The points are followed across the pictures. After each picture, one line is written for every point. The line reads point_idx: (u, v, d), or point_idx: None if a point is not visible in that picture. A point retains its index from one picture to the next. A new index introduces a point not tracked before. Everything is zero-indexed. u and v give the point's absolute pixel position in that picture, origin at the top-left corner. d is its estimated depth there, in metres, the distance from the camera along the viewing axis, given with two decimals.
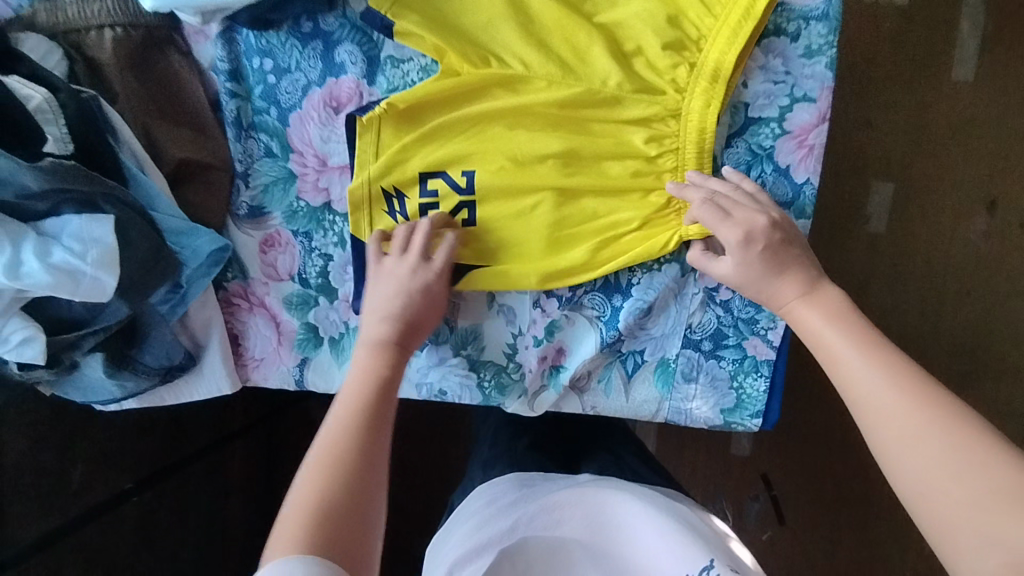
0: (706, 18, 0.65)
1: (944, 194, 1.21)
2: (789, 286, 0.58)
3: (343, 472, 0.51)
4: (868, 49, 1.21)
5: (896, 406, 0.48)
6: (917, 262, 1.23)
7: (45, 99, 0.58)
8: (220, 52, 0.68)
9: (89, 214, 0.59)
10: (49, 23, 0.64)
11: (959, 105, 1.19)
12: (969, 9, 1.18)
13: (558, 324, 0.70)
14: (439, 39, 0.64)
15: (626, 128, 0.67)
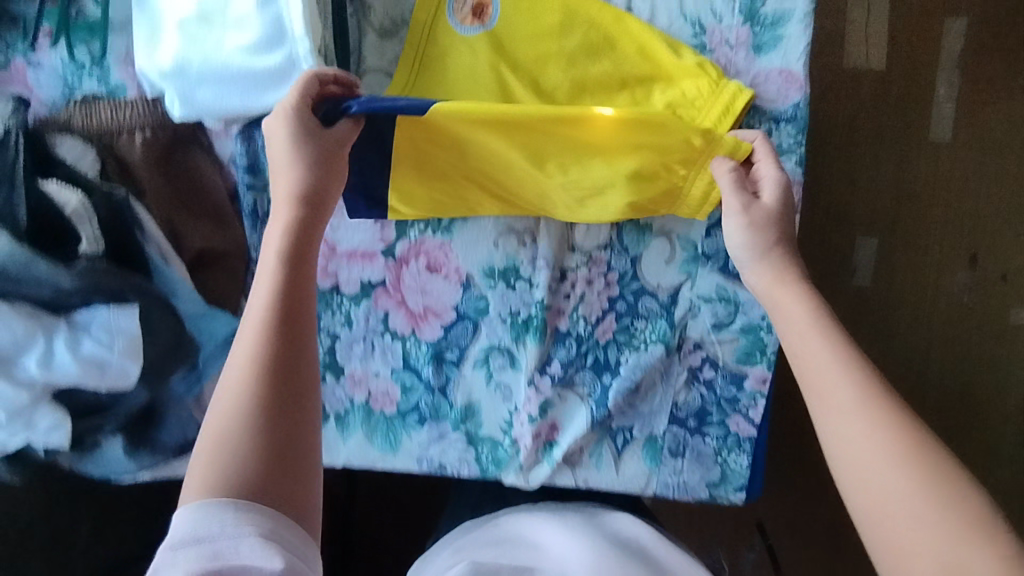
0: (688, 109, 0.70)
1: (926, 252, 1.28)
2: (780, 269, 0.62)
3: (254, 385, 0.50)
4: (846, 112, 1.26)
5: (865, 427, 0.51)
6: (902, 318, 1.29)
7: (81, 203, 0.64)
8: (239, 148, 0.72)
9: (116, 304, 0.64)
10: (84, 126, 0.69)
11: (939, 165, 1.27)
12: (944, 76, 1.27)
13: (550, 402, 0.74)
14: None
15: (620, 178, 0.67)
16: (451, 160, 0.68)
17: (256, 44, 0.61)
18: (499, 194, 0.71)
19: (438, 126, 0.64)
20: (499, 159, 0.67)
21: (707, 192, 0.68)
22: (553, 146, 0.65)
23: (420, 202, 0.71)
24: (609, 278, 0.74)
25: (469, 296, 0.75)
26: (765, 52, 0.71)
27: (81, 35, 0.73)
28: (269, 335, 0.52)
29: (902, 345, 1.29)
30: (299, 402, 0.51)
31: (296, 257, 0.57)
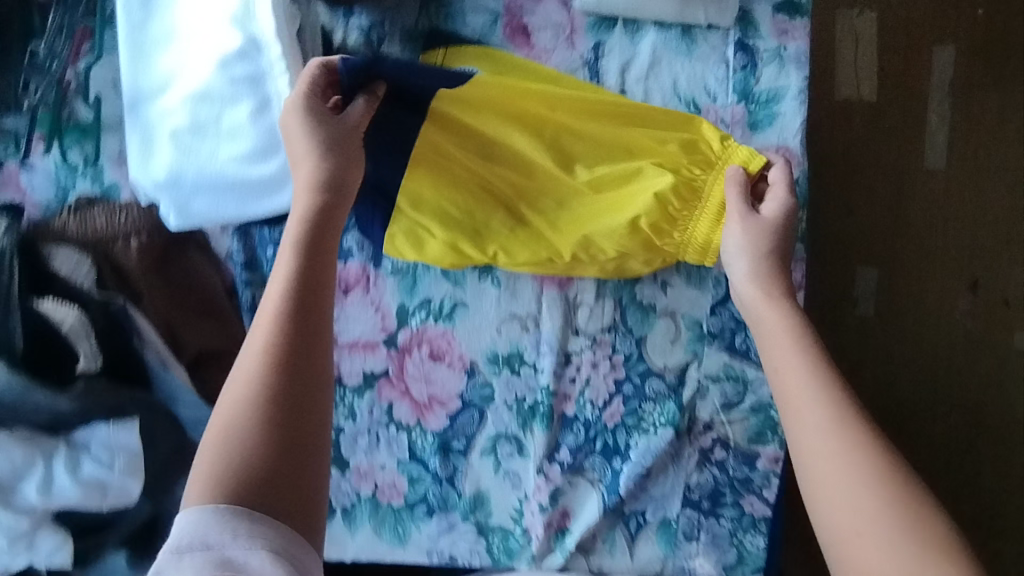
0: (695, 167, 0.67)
1: (929, 282, 1.21)
2: (764, 284, 0.62)
3: (262, 372, 0.48)
4: (840, 141, 1.21)
5: (838, 452, 0.51)
6: (909, 353, 1.20)
7: (78, 318, 0.62)
8: (236, 245, 0.72)
9: (115, 420, 0.63)
10: (78, 234, 0.67)
11: (935, 193, 1.21)
12: (937, 102, 1.21)
13: (561, 490, 0.73)
14: (446, 234, 0.69)
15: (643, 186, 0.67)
16: (473, 161, 0.68)
17: (251, 155, 0.61)
18: (513, 208, 0.69)
19: (470, 122, 0.66)
20: (523, 154, 0.68)
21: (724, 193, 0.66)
22: (582, 147, 0.68)
23: (429, 210, 0.69)
24: (615, 360, 0.73)
25: (474, 384, 0.74)
26: (761, 129, 0.70)
27: (74, 137, 0.72)
28: (281, 323, 0.50)
29: (920, 378, 1.20)
30: (307, 396, 0.49)
31: (314, 243, 0.54)
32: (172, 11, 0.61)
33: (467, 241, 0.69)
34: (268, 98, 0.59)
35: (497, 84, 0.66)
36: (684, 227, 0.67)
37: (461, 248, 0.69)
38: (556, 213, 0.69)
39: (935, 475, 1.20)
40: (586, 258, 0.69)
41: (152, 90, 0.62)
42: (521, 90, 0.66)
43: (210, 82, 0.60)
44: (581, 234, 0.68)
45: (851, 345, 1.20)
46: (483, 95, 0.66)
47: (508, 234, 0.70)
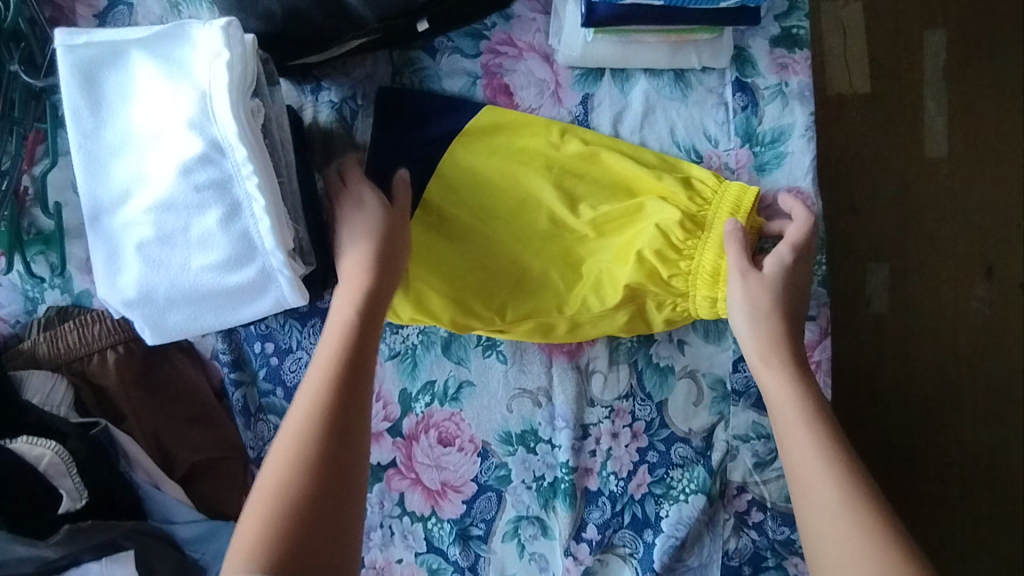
0: (696, 199, 0.64)
1: (942, 275, 1.15)
2: (763, 352, 0.61)
3: (310, 428, 0.49)
4: (840, 139, 1.14)
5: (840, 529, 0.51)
6: (924, 352, 1.15)
7: (57, 452, 0.57)
8: (222, 345, 0.69)
9: (109, 556, 0.58)
10: (51, 354, 0.64)
11: (939, 183, 1.14)
12: (931, 90, 1.14)
13: (592, 570, 0.69)
14: (450, 308, 0.65)
15: (644, 228, 0.65)
16: (472, 208, 0.66)
17: (224, 263, 0.56)
18: (516, 257, 0.66)
19: (470, 167, 0.66)
20: (523, 196, 0.66)
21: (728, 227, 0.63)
22: (582, 186, 0.66)
23: (430, 269, 0.66)
24: (636, 428, 0.69)
25: (489, 466, 0.69)
26: (769, 172, 0.66)
27: (37, 247, 0.69)
28: (331, 388, 0.52)
29: (939, 377, 1.15)
30: (352, 464, 0.49)
31: (368, 310, 0.57)
32: (124, 115, 0.57)
33: (471, 295, 0.66)
34: (238, 202, 0.55)
35: (498, 123, 0.66)
36: (691, 255, 0.64)
37: (465, 301, 0.66)
38: (560, 262, 0.67)
39: (970, 477, 1.16)
40: (595, 305, 0.66)
41: (114, 202, 0.58)
42: (519, 130, 0.66)
43: (172, 191, 0.55)
44: (590, 276, 0.66)
45: (867, 350, 1.15)
46: (484, 139, 0.66)
47: (512, 288, 0.66)
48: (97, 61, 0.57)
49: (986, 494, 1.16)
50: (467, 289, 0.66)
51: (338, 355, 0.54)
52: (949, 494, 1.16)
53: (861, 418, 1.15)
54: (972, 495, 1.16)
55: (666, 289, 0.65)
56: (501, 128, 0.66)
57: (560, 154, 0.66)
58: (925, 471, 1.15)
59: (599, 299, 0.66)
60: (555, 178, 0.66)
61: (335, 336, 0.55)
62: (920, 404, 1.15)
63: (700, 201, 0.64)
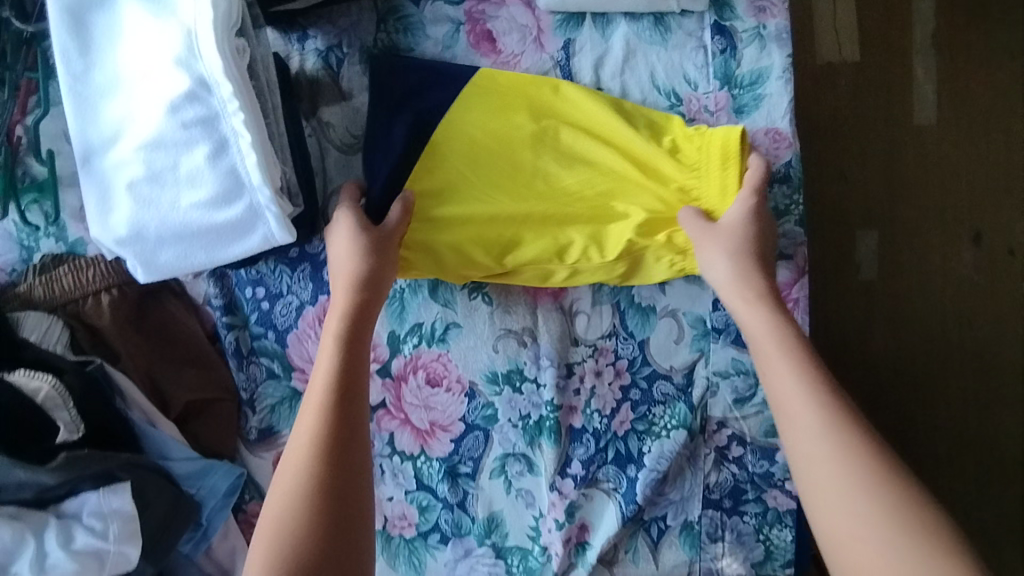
0: (692, 150, 0.65)
1: (931, 237, 1.16)
2: (739, 290, 0.62)
3: (313, 458, 0.54)
4: (830, 103, 1.14)
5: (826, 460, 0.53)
6: (910, 313, 1.17)
7: (53, 386, 0.59)
8: (214, 289, 0.70)
9: (106, 486, 0.61)
10: (47, 297, 0.66)
11: (927, 148, 1.15)
12: (920, 57, 1.14)
13: (576, 504, 0.71)
14: (458, 263, 0.66)
15: (638, 180, 0.65)
16: (468, 170, 0.66)
17: (213, 200, 0.58)
18: (515, 213, 0.66)
19: (468, 126, 0.66)
20: (518, 159, 0.66)
21: (725, 180, 0.64)
22: (578, 143, 0.66)
23: (438, 225, 0.66)
24: (619, 366, 0.70)
25: (476, 406, 0.71)
26: (747, 114, 0.67)
27: (32, 195, 0.69)
28: (323, 426, 0.55)
29: (925, 337, 1.17)
30: (350, 496, 0.53)
31: (352, 342, 0.60)
32: (114, 57, 0.58)
33: (479, 251, 0.66)
34: (225, 139, 0.56)
35: (495, 88, 0.67)
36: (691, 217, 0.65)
37: (473, 256, 0.66)
38: (557, 213, 0.66)
39: (957, 438, 1.18)
40: (594, 257, 0.66)
41: (105, 143, 0.59)
42: (514, 92, 0.67)
43: (161, 129, 0.56)
44: (589, 227, 0.66)
45: (855, 313, 1.17)
46: (480, 105, 0.66)
47: (511, 243, 0.66)
48: (86, 4, 0.58)
49: (973, 455, 1.19)
50: (463, 252, 0.66)
51: (326, 395, 0.57)
52: (936, 454, 1.18)
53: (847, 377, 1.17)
54: (954, 450, 1.19)
55: (667, 245, 0.66)
56: (497, 95, 0.66)
57: (555, 114, 0.67)
58: (912, 431, 1.18)
59: (599, 251, 0.66)
60: (551, 132, 0.66)
61: (326, 364, 0.59)
62: (908, 365, 1.17)
63: (693, 151, 0.65)
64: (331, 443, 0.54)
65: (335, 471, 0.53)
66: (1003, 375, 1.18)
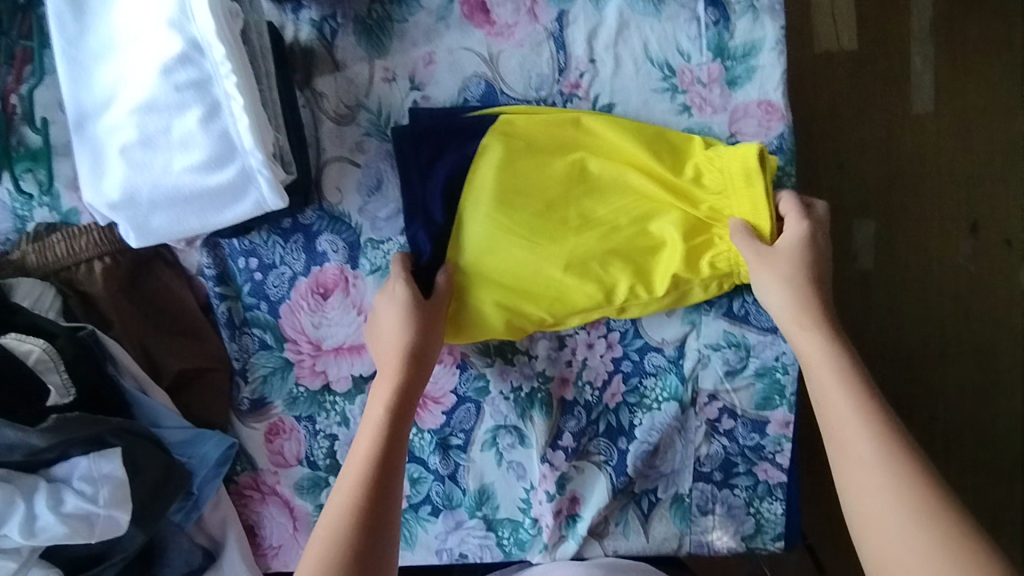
0: (717, 172, 0.65)
1: (929, 226, 1.16)
2: (797, 311, 0.62)
3: (347, 526, 0.56)
4: (828, 93, 1.13)
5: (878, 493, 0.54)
6: (906, 300, 1.17)
7: (45, 349, 0.60)
8: (206, 260, 0.70)
9: (97, 451, 0.61)
10: (40, 264, 0.67)
11: (926, 138, 1.15)
12: (918, 47, 1.14)
13: (567, 476, 0.71)
14: (509, 311, 0.66)
15: (667, 211, 0.66)
16: (507, 216, 0.65)
17: (205, 164, 0.58)
18: (562, 260, 0.66)
19: (499, 174, 0.65)
20: (550, 198, 0.66)
21: (754, 195, 0.63)
22: (609, 176, 0.67)
23: (488, 279, 0.66)
24: (611, 339, 0.70)
25: (468, 378, 0.71)
26: (740, 86, 0.68)
27: (25, 164, 0.69)
28: (359, 502, 0.57)
29: (920, 323, 1.17)
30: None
31: (397, 417, 0.61)
32: (107, 20, 0.58)
33: (531, 302, 0.66)
34: (217, 102, 0.57)
35: (518, 135, 0.66)
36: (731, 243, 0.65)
37: (524, 305, 0.66)
38: (599, 253, 0.66)
39: (953, 427, 1.19)
40: (643, 293, 0.67)
41: (98, 108, 0.59)
42: (538, 135, 0.67)
43: (154, 91, 0.57)
44: (634, 267, 0.66)
45: (851, 301, 1.16)
46: (501, 152, 0.66)
47: (558, 286, 0.66)
48: None
49: (967, 445, 1.19)
50: (507, 289, 0.66)
51: (366, 466, 0.59)
52: (931, 442, 1.18)
53: None
54: (947, 436, 1.19)
55: (712, 272, 0.66)
56: (522, 139, 0.66)
57: (582, 149, 0.67)
58: (910, 420, 1.18)
59: (646, 287, 0.67)
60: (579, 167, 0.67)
61: (372, 431, 0.60)
62: (903, 353, 1.17)
63: (716, 174, 0.65)
64: (361, 525, 0.56)
65: (365, 541, 0.56)
66: (997, 362, 1.18)
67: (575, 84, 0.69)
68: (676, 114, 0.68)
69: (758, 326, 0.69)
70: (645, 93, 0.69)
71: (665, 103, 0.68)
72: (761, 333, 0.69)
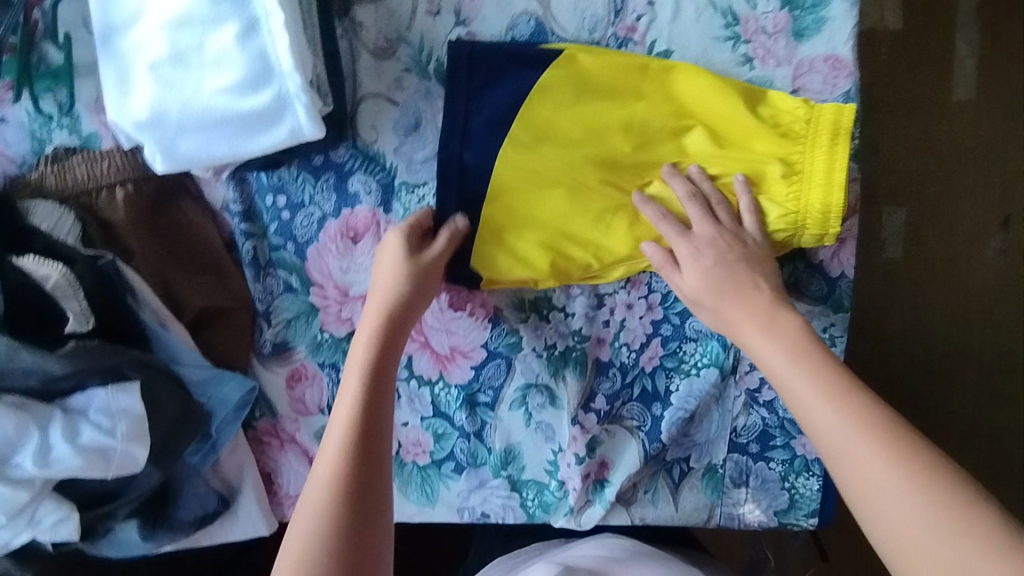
0: (799, 123, 0.61)
1: (961, 216, 1.10)
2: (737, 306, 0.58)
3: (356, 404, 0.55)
4: (869, 72, 1.08)
5: (904, 496, 0.46)
6: (934, 291, 1.11)
7: (63, 275, 0.57)
8: (233, 194, 0.67)
9: (115, 383, 0.58)
10: (60, 187, 0.63)
11: (965, 125, 1.09)
12: (964, 27, 1.09)
13: (598, 440, 0.69)
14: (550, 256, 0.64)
15: (736, 160, 0.62)
16: (566, 162, 0.63)
17: (238, 85, 0.54)
18: (606, 206, 0.64)
19: (547, 117, 0.63)
20: (608, 146, 0.63)
21: (831, 164, 0.59)
22: (668, 131, 0.63)
23: (533, 226, 0.64)
24: (651, 301, 0.67)
25: (499, 332, 0.68)
26: (808, 38, 0.64)
27: (46, 83, 0.65)
28: (350, 451, 0.52)
29: (948, 314, 1.12)
30: (366, 531, 0.50)
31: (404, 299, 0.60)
32: None
33: (576, 247, 0.64)
34: (256, 18, 0.53)
35: (579, 72, 0.63)
36: (796, 198, 0.61)
37: (565, 251, 0.64)
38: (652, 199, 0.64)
39: (971, 425, 1.14)
40: None
41: (126, 21, 0.56)
42: (600, 76, 0.63)
43: (190, 5, 0.53)
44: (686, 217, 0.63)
45: (874, 293, 1.11)
46: (561, 92, 0.63)
47: (604, 233, 0.64)
48: None
49: (985, 445, 1.14)
50: (555, 244, 0.64)
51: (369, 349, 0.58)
52: (946, 440, 1.13)
53: (867, 360, 1.12)
54: (977, 430, 1.14)
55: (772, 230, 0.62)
56: (584, 74, 0.63)
57: (645, 97, 0.63)
58: (925, 414, 1.12)
59: None
60: (644, 113, 0.63)
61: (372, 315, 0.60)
62: (928, 352, 1.12)
63: (800, 126, 0.61)
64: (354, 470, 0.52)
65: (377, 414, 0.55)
66: None
67: (631, 27, 0.65)
68: (737, 65, 0.64)
69: (808, 295, 0.66)
70: (705, 41, 0.64)
71: (726, 52, 0.64)
72: (810, 303, 0.66)
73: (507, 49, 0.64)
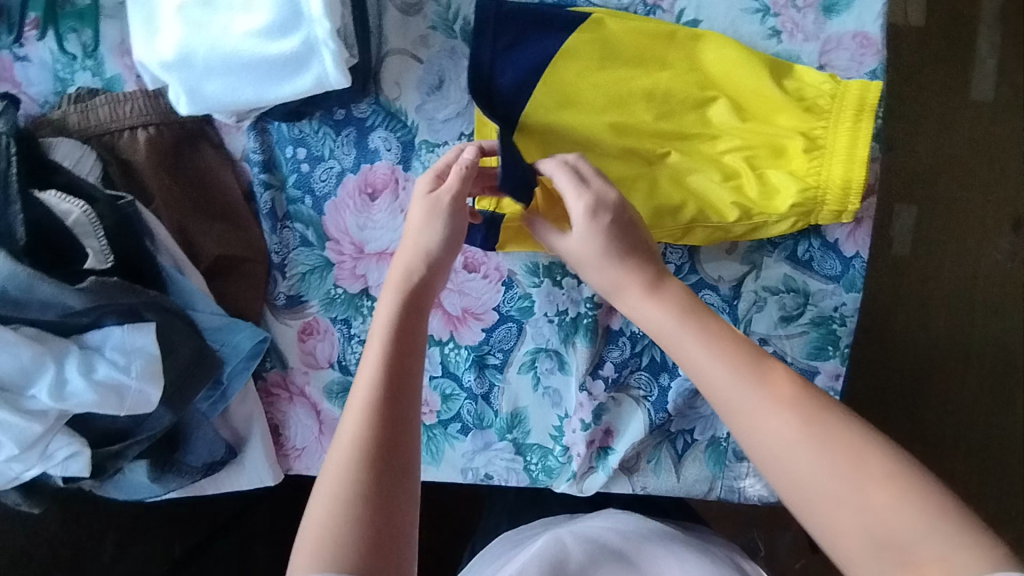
0: (823, 97, 0.61)
1: (976, 216, 1.09)
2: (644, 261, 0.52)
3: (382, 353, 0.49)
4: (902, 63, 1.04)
5: (795, 443, 0.42)
6: (939, 290, 1.10)
7: (84, 212, 0.58)
8: (253, 144, 0.67)
9: (132, 323, 0.59)
10: (82, 127, 0.63)
11: (981, 124, 1.08)
12: (986, 25, 1.08)
13: (604, 407, 0.69)
14: None
15: (758, 133, 0.62)
16: (587, 128, 0.63)
17: (267, 28, 0.55)
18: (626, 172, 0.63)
19: (572, 81, 0.63)
20: (632, 113, 0.63)
21: (854, 139, 0.59)
22: (692, 100, 0.63)
23: None
24: None
25: (512, 296, 0.69)
26: (837, 14, 0.64)
27: (71, 23, 0.65)
28: (378, 403, 0.47)
29: (954, 312, 1.11)
30: (393, 484, 0.44)
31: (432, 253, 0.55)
32: None
33: None
34: None
35: (606, 37, 0.63)
36: (818, 172, 0.61)
37: None
38: (672, 168, 0.63)
39: (967, 423, 1.14)
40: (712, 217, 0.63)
41: None
42: (626, 43, 0.63)
43: None
44: (704, 188, 0.63)
45: (884, 288, 1.09)
46: (587, 56, 0.63)
47: None
48: None
49: (981, 443, 1.14)
50: None
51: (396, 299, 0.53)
52: (944, 435, 1.14)
53: (870, 354, 1.12)
54: (975, 427, 1.14)
55: (796, 205, 0.61)
56: (611, 39, 0.63)
57: (670, 65, 0.63)
58: (921, 411, 1.13)
59: (718, 211, 0.63)
60: (669, 80, 0.63)
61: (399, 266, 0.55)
62: (930, 349, 1.12)
63: (825, 101, 0.61)
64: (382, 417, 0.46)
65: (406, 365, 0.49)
66: None
67: None
68: (764, 37, 0.64)
69: (821, 274, 0.66)
70: (734, 12, 0.64)
71: (754, 25, 0.64)
72: (823, 281, 0.66)
73: (535, 10, 0.64)
